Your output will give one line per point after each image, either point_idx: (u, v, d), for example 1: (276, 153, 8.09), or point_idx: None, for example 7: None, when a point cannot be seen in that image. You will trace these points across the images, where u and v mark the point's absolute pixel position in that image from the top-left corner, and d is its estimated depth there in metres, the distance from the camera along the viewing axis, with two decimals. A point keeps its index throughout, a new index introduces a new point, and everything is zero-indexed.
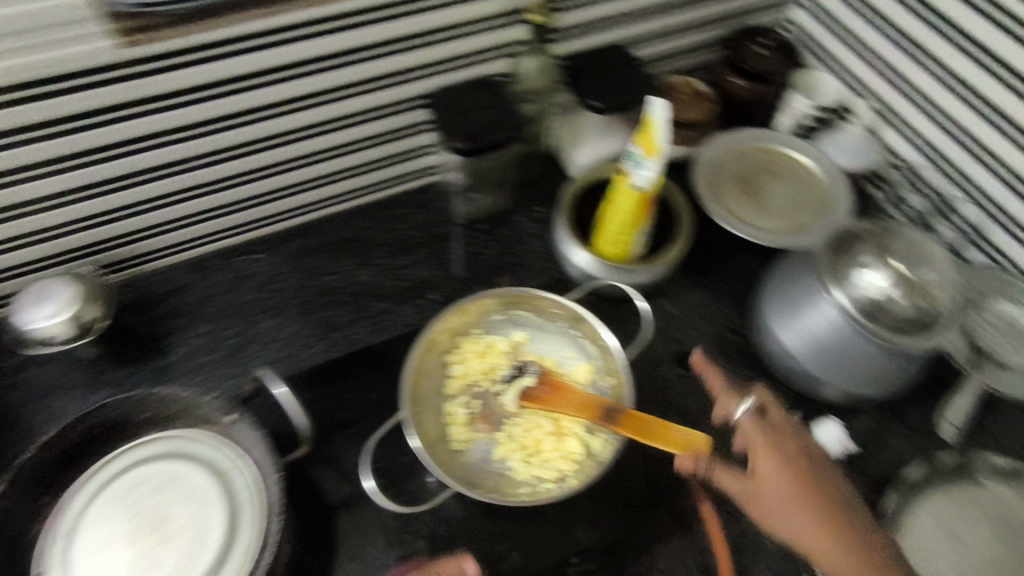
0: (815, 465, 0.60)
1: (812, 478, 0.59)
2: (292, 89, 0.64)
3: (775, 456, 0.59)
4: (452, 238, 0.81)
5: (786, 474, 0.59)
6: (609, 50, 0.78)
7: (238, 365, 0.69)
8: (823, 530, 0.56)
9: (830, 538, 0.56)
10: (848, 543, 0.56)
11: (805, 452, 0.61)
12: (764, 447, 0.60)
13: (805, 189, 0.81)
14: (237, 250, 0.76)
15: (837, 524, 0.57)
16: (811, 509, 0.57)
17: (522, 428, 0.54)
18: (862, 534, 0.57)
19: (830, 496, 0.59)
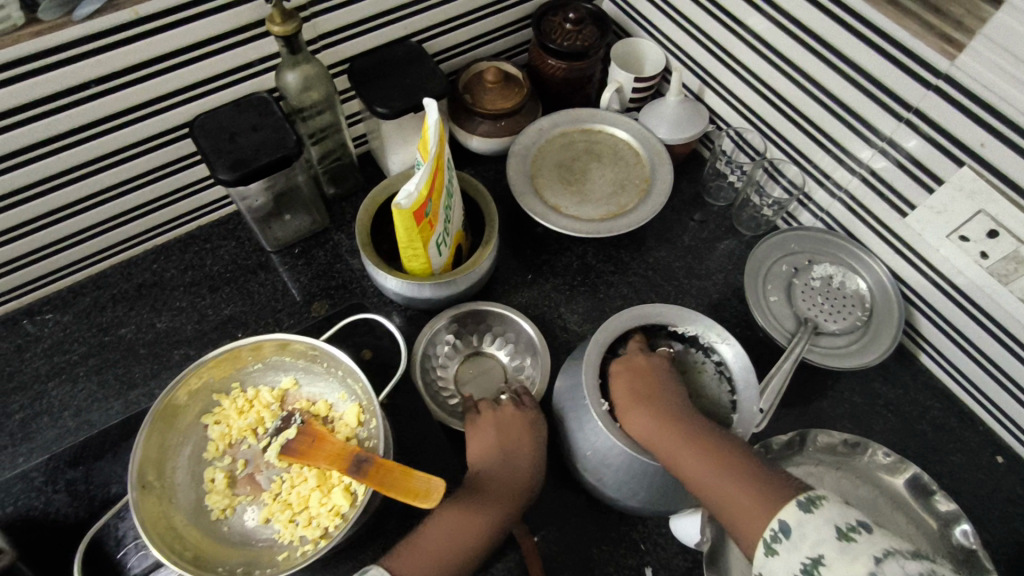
0: (676, 411, 0.53)
1: (654, 407, 0.53)
2: (8, 141, 0.57)
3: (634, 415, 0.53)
4: (264, 266, 0.77)
5: (628, 393, 0.55)
6: (394, 46, 0.72)
7: (27, 440, 0.65)
8: (692, 452, 0.50)
9: (686, 461, 0.50)
10: (702, 449, 0.50)
11: (655, 402, 0.54)
12: (625, 389, 0.55)
13: (628, 168, 0.77)
14: (25, 313, 0.72)
15: (683, 441, 0.51)
16: (648, 406, 0.53)
17: (289, 485, 0.50)
18: (722, 445, 0.50)
19: (682, 427, 0.52)
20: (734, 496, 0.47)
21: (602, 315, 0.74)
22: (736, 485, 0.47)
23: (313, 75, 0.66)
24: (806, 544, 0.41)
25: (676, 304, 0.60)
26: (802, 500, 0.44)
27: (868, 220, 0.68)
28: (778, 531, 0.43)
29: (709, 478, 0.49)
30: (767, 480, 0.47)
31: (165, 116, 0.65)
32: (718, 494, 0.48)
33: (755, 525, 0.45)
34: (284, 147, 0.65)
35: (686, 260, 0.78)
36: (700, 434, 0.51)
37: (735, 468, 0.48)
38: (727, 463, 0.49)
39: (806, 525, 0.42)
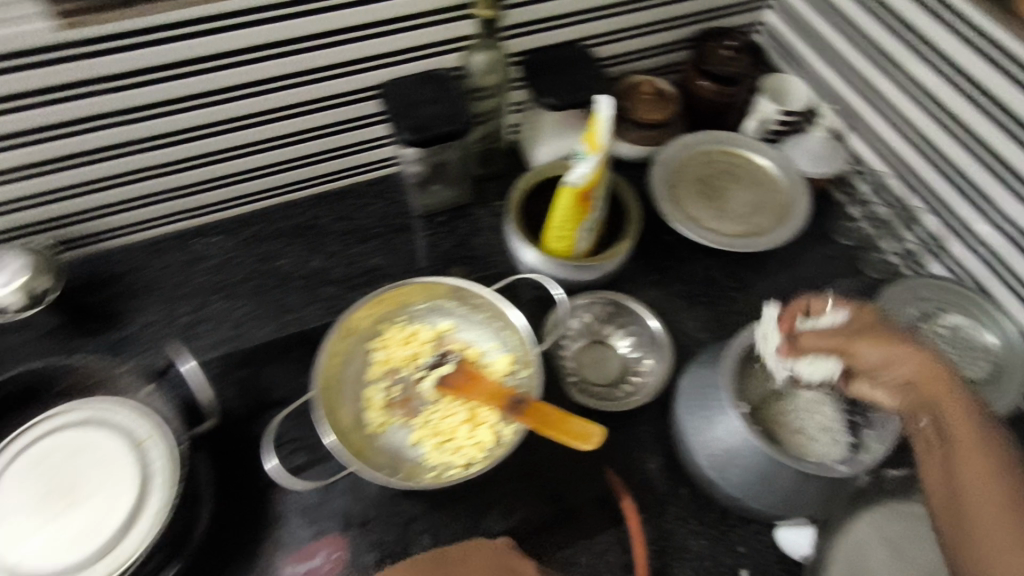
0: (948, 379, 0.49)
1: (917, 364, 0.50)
2: (234, 74, 0.65)
3: (873, 350, 0.52)
4: (409, 228, 0.83)
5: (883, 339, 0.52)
6: (566, 46, 0.77)
7: (189, 340, 0.72)
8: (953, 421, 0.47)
9: (946, 432, 0.47)
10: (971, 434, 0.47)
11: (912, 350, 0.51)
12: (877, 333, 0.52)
13: (766, 194, 0.80)
14: (194, 232, 0.79)
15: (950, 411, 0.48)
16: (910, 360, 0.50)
17: (439, 415, 0.55)
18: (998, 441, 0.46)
19: (954, 401, 0.48)
20: (983, 501, 0.44)
21: (720, 327, 0.77)
22: (996, 483, 0.44)
23: (496, 60, 0.72)
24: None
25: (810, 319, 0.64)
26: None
27: (1007, 278, 0.70)
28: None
29: (970, 467, 0.45)
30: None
31: (362, 77, 0.72)
32: (970, 491, 0.45)
33: (1001, 553, 0.42)
34: (457, 122, 0.70)
35: (806, 290, 0.80)
36: (972, 419, 0.47)
37: (998, 466, 0.45)
38: (991, 457, 0.45)
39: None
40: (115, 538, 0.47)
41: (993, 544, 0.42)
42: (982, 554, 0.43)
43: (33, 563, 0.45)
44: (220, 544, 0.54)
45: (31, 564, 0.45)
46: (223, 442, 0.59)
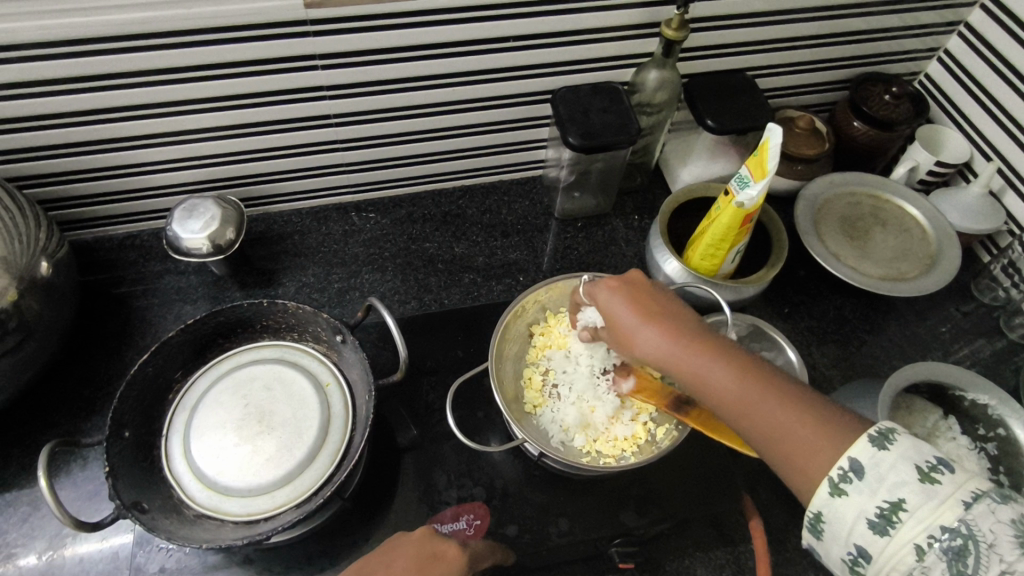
0: (675, 321, 0.51)
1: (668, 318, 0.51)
2: (429, 66, 0.70)
3: (632, 318, 0.52)
4: (548, 229, 0.86)
5: (628, 300, 0.53)
6: (732, 74, 0.80)
7: (340, 305, 0.77)
8: (684, 352, 0.49)
9: (695, 355, 0.49)
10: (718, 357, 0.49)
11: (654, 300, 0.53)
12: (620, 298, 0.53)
13: (914, 242, 0.79)
14: (354, 206, 0.85)
15: (698, 350, 0.49)
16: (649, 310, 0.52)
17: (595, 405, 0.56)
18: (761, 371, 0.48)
19: (705, 344, 0.49)
20: (777, 421, 0.45)
21: (851, 368, 0.76)
22: (774, 409, 0.46)
23: (670, 80, 0.75)
24: (883, 486, 0.40)
25: (969, 370, 0.65)
26: (875, 436, 0.42)
27: None
28: (849, 471, 0.41)
29: (743, 399, 0.47)
30: (821, 412, 0.45)
31: (539, 81, 0.76)
32: (755, 416, 0.46)
33: (820, 456, 0.43)
34: (627, 133, 0.74)
35: (941, 344, 0.79)
36: (732, 353, 0.49)
37: (774, 392, 0.46)
38: (760, 385, 0.47)
39: (882, 464, 0.40)
40: (298, 470, 0.50)
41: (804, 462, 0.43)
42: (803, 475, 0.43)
43: (230, 477, 0.50)
44: (373, 492, 0.58)
45: (228, 478, 0.49)
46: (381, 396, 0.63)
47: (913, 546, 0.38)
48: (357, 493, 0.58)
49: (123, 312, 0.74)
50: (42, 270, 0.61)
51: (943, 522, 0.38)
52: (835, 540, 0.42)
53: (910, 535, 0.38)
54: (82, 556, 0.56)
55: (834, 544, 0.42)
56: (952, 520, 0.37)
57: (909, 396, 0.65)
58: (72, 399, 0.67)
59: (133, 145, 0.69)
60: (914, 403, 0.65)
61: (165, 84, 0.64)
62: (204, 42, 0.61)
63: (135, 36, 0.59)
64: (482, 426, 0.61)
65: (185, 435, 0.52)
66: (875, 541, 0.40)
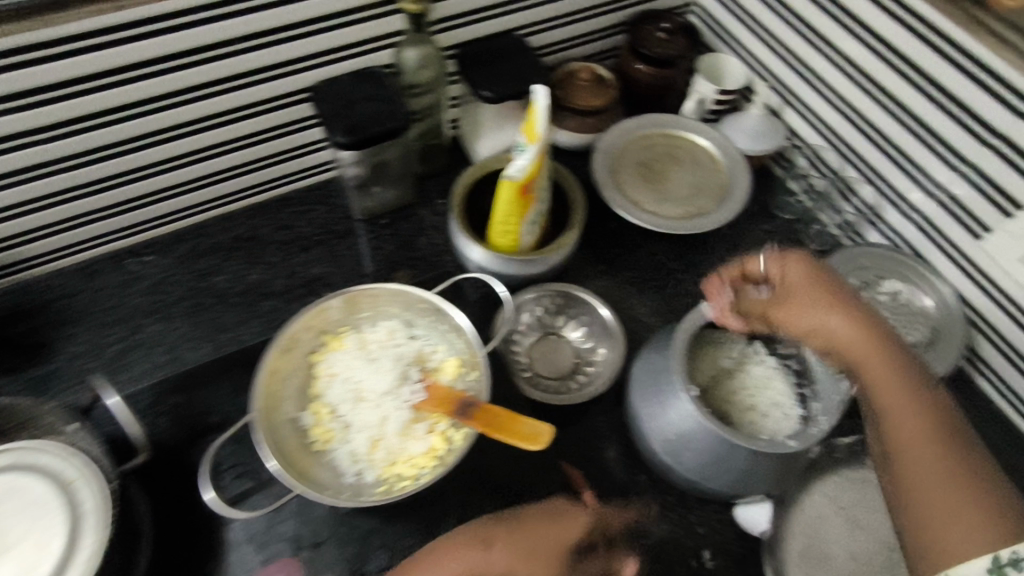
0: (886, 352, 0.53)
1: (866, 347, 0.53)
2: (148, 86, 0.62)
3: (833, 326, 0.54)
4: (352, 233, 0.80)
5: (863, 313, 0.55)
6: (501, 37, 0.76)
7: (125, 368, 0.69)
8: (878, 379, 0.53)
9: (887, 407, 0.52)
10: (918, 410, 0.51)
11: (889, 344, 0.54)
12: (835, 309, 0.55)
13: (708, 175, 0.80)
14: (127, 253, 0.76)
15: (891, 390, 0.52)
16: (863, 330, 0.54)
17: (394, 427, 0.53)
18: (946, 430, 0.50)
19: (893, 381, 0.53)
20: (938, 482, 0.48)
21: (670, 311, 0.77)
22: (951, 476, 0.48)
23: (430, 56, 0.70)
24: (975, 572, 0.43)
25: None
26: (1004, 556, 0.44)
27: (939, 241, 0.71)
28: (1020, 558, 0.43)
29: (921, 449, 0.50)
30: (982, 488, 0.47)
31: (290, 80, 0.69)
32: (923, 465, 0.49)
33: (971, 527, 0.45)
34: (396, 119, 0.69)
35: None
36: (928, 412, 0.51)
37: (946, 456, 0.49)
38: (945, 453, 0.49)
39: (996, 570, 0.43)
40: None
41: (940, 527, 0.47)
42: (936, 531, 0.47)
43: None
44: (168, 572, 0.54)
45: None
46: (157, 471, 0.58)
47: None
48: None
49: None
50: None
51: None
52: None
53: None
54: None
55: None
56: None
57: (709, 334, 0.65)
58: None
59: None
60: (715, 338, 0.65)
61: None
62: None
63: None
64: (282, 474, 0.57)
65: None
66: None
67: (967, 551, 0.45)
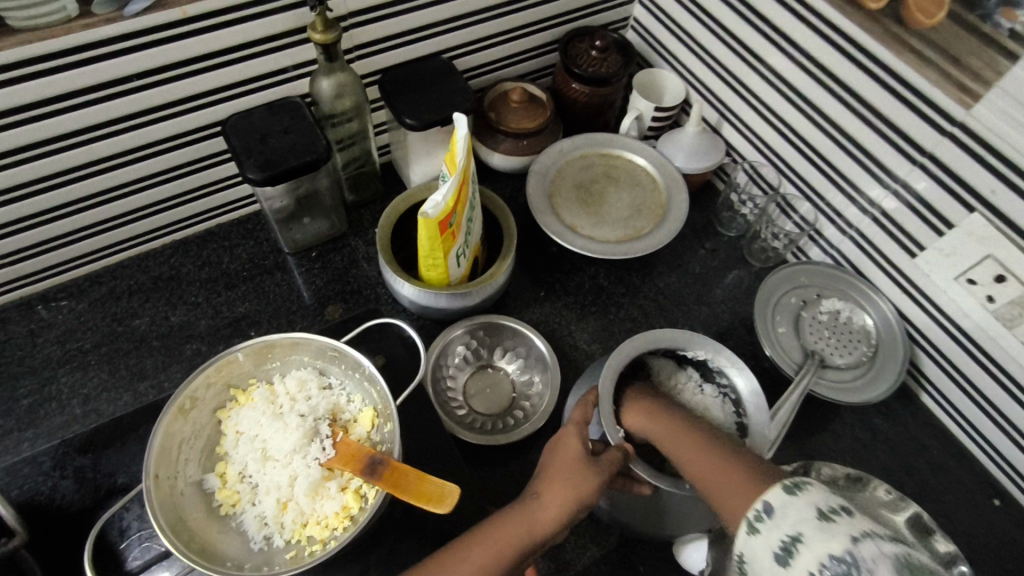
0: (662, 411, 0.56)
1: (648, 417, 0.56)
2: (41, 128, 0.59)
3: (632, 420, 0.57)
4: (281, 267, 0.77)
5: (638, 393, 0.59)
6: (425, 62, 0.74)
7: (35, 423, 0.65)
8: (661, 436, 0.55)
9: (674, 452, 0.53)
10: (693, 443, 0.53)
11: (699, 426, 0.54)
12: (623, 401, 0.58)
13: (646, 195, 0.78)
14: (41, 298, 0.72)
15: (676, 437, 0.54)
16: (641, 406, 0.57)
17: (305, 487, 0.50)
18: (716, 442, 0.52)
19: (672, 429, 0.55)
20: (722, 482, 0.48)
21: (612, 336, 0.75)
22: (731, 476, 0.48)
23: (346, 83, 0.67)
24: (785, 521, 0.42)
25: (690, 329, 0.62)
26: (784, 484, 0.45)
27: (876, 258, 0.70)
28: (761, 512, 0.44)
29: (703, 470, 0.50)
30: (747, 467, 0.49)
31: (199, 114, 0.67)
32: (705, 480, 0.50)
33: (743, 504, 0.46)
34: (314, 151, 0.66)
35: (695, 287, 0.80)
36: (702, 438, 0.53)
37: (723, 458, 0.50)
38: (724, 463, 0.50)
39: (787, 506, 0.43)
40: None
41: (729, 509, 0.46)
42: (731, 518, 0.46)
43: None
44: None
45: None
46: (59, 542, 0.55)
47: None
48: None
49: None
50: None
51: (833, 552, 0.39)
52: None
53: (807, 567, 0.40)
54: None
55: None
56: (841, 550, 0.39)
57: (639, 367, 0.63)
58: None
59: None
60: (644, 370, 0.63)
61: None
62: None
63: None
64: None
65: None
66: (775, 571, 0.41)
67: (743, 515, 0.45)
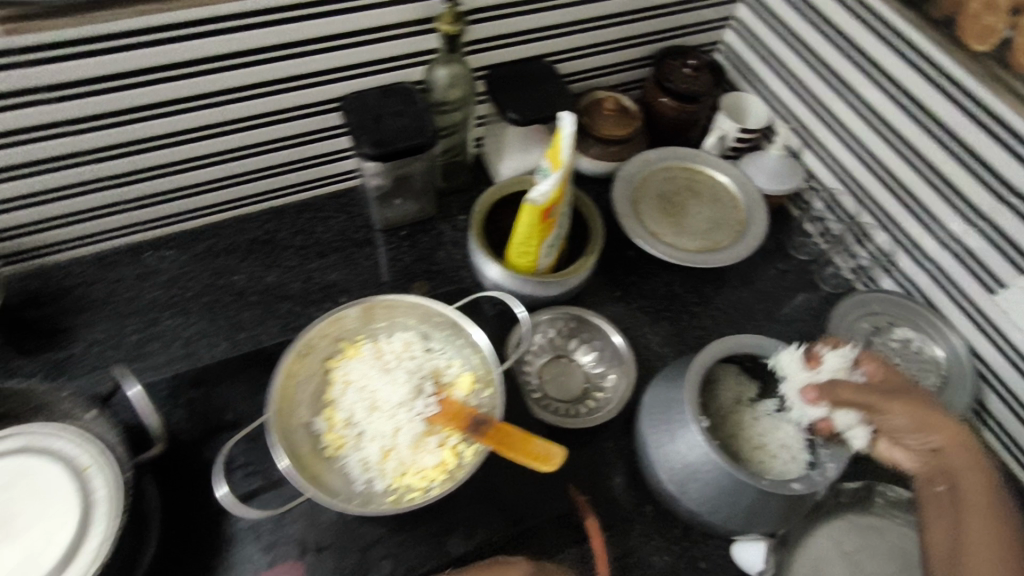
0: (962, 438, 0.56)
1: (944, 427, 0.56)
2: (186, 86, 0.63)
3: (902, 404, 0.57)
4: (371, 243, 0.81)
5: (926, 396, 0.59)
6: (529, 62, 0.78)
7: (139, 359, 0.69)
8: (948, 461, 0.56)
9: (959, 488, 0.55)
10: (985, 491, 0.55)
11: (982, 463, 0.56)
12: (910, 394, 0.58)
13: (726, 211, 0.81)
14: (149, 245, 0.77)
15: (970, 471, 0.55)
16: (939, 416, 0.57)
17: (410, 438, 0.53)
18: (995, 498, 0.54)
19: (975, 464, 0.56)
20: (991, 546, 0.51)
21: (682, 342, 0.78)
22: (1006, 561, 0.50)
23: (460, 75, 0.71)
24: None
25: (770, 338, 0.65)
26: None
27: (951, 293, 0.72)
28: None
29: (981, 519, 0.53)
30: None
31: (320, 89, 0.70)
32: (974, 528, 0.53)
33: None
34: (423, 134, 0.69)
35: (765, 305, 0.82)
36: (988, 490, 0.55)
37: (999, 520, 0.53)
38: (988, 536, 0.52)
39: None
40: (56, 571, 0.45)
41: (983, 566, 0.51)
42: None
43: None
44: (173, 564, 0.54)
45: None
46: (163, 465, 0.59)
47: None
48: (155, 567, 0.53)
49: None
50: None
51: None
52: None
53: None
54: None
55: None
56: None
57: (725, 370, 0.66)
58: None
59: None
60: (727, 377, 0.66)
61: None
62: None
63: None
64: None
65: None
66: None
67: None
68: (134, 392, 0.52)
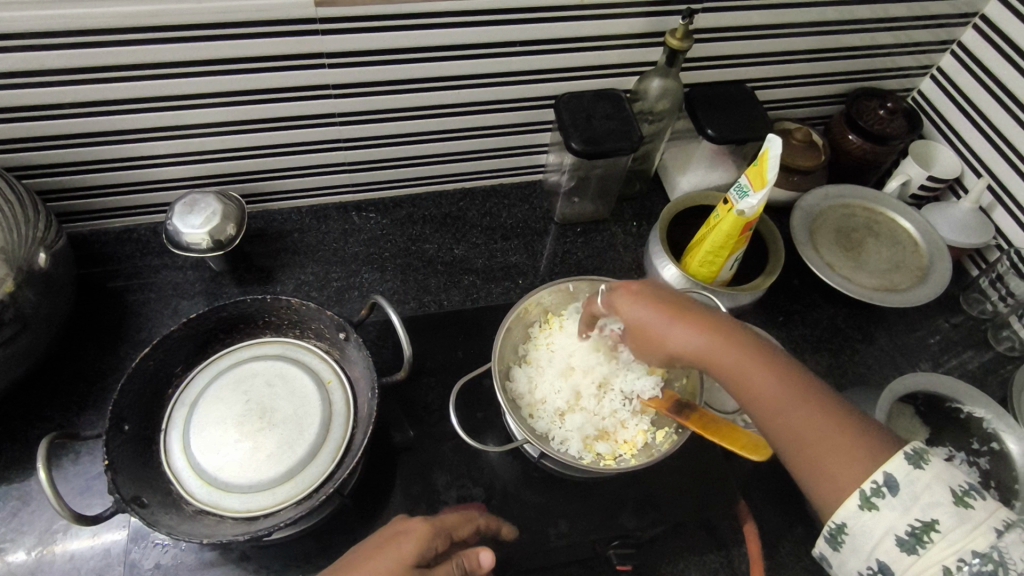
0: (739, 339, 0.54)
1: (718, 332, 0.54)
2: (434, 68, 0.70)
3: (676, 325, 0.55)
4: (548, 234, 0.86)
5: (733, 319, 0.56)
6: (732, 86, 0.81)
7: (339, 303, 0.77)
8: (718, 348, 0.53)
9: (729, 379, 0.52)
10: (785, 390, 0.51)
11: (758, 352, 0.53)
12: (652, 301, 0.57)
13: (906, 254, 0.81)
14: (355, 206, 0.85)
15: (730, 349, 0.53)
16: (725, 328, 0.54)
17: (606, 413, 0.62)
18: (798, 387, 0.51)
19: (754, 354, 0.53)
20: (819, 442, 0.48)
21: (844, 376, 0.78)
22: (840, 456, 0.46)
23: (671, 89, 0.76)
24: (917, 505, 0.42)
25: (965, 383, 0.67)
26: (911, 454, 0.44)
27: None
28: (882, 486, 0.43)
29: (789, 412, 0.50)
30: (847, 432, 0.47)
31: (539, 86, 0.76)
32: (785, 419, 0.50)
33: (855, 476, 0.45)
34: (629, 139, 0.73)
35: (931, 355, 0.81)
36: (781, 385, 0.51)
37: (805, 406, 0.50)
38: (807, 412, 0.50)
39: (917, 483, 0.43)
40: (298, 467, 0.51)
41: (827, 469, 0.46)
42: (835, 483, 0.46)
43: (230, 473, 0.50)
44: (374, 485, 0.61)
45: (229, 474, 0.50)
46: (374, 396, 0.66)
47: (939, 567, 0.41)
48: (361, 484, 0.60)
49: (115, 308, 0.73)
50: (40, 261, 0.61)
51: (975, 547, 0.40)
52: (856, 552, 0.44)
53: (941, 557, 0.41)
54: (73, 553, 0.57)
55: (853, 556, 0.44)
56: (984, 546, 0.40)
57: (902, 406, 0.66)
58: (61, 399, 0.65)
59: (134, 139, 0.68)
60: (906, 414, 0.66)
61: (166, 78, 0.63)
62: (227, 38, 0.61)
63: (149, 29, 0.59)
64: (481, 427, 0.64)
65: (186, 428, 0.52)
66: (900, 557, 0.42)
67: (855, 484, 0.45)
68: (397, 320, 0.57)
